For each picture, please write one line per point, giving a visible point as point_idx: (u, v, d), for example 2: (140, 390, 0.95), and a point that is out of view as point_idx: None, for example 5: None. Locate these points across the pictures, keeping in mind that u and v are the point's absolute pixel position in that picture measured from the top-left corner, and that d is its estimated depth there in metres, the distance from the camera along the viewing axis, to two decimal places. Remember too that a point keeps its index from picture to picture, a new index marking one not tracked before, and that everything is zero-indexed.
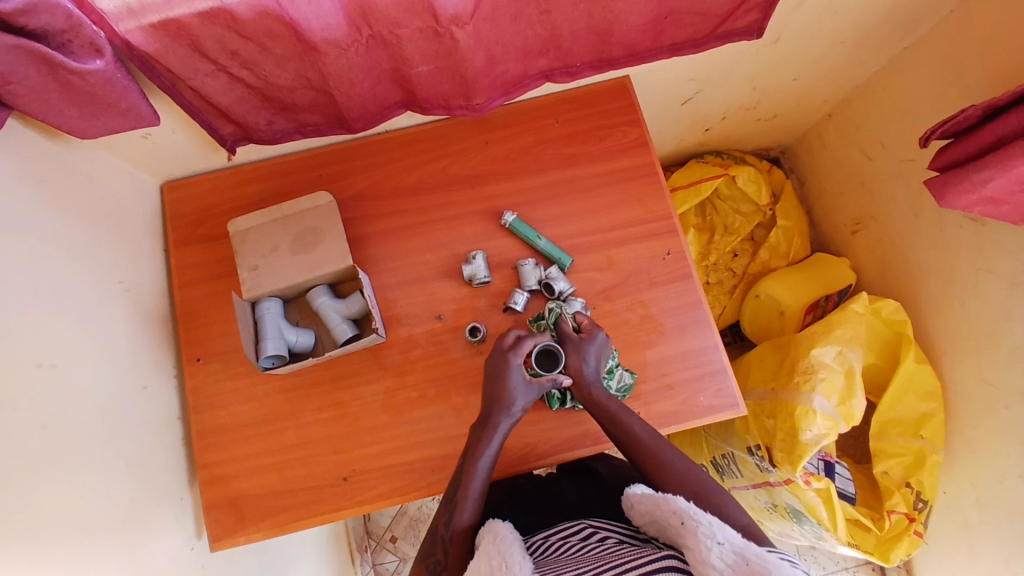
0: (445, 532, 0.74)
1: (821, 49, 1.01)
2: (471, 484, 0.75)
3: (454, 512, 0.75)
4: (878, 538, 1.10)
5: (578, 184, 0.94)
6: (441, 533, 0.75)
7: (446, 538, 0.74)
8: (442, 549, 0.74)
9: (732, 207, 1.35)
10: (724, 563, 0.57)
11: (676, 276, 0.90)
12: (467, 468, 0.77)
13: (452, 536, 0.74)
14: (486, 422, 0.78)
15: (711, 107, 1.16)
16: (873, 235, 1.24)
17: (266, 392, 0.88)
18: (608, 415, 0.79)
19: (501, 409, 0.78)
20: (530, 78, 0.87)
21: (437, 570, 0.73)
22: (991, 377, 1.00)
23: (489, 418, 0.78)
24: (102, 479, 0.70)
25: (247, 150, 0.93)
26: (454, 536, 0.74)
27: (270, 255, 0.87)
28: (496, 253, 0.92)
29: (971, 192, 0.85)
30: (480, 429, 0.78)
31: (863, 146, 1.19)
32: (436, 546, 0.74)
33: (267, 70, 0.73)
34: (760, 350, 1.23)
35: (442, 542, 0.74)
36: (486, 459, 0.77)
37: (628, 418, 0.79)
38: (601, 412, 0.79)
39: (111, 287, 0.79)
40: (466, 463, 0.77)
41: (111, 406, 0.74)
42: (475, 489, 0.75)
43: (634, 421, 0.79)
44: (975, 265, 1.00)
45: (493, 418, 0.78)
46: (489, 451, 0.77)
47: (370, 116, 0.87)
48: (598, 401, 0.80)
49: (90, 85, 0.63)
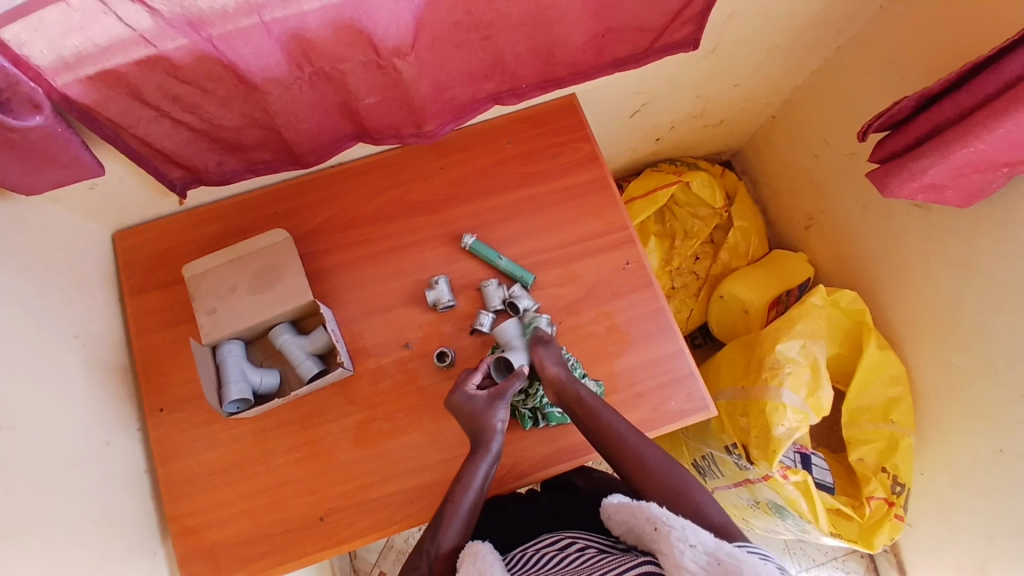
0: (431, 546, 0.72)
1: (758, 55, 1.05)
2: (461, 502, 0.75)
3: (443, 527, 0.73)
4: (860, 525, 1.12)
5: (536, 202, 0.95)
6: (427, 547, 0.73)
7: (431, 552, 0.72)
8: (426, 562, 0.72)
9: (689, 212, 1.38)
10: (698, 565, 0.58)
11: (637, 285, 0.91)
12: (458, 487, 0.76)
13: (437, 551, 0.72)
14: (478, 441, 0.78)
15: (659, 118, 1.19)
16: (826, 229, 1.28)
17: (234, 437, 0.86)
18: (588, 418, 0.78)
19: (485, 428, 0.77)
20: (479, 102, 0.88)
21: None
22: (953, 357, 1.04)
23: (479, 437, 0.78)
24: (69, 541, 0.67)
25: (199, 193, 0.92)
26: (439, 550, 0.72)
27: (228, 296, 0.86)
28: (459, 277, 0.92)
29: (912, 180, 0.88)
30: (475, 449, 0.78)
31: (808, 145, 1.23)
32: (420, 560, 0.73)
33: (212, 112, 0.73)
34: (729, 349, 1.25)
35: (427, 556, 0.72)
36: (478, 480, 0.76)
37: (609, 420, 0.78)
38: (583, 416, 0.79)
39: (66, 342, 0.77)
40: (459, 480, 0.76)
41: (74, 465, 0.71)
42: (463, 507, 0.74)
43: (614, 420, 0.78)
44: (925, 250, 1.04)
45: (482, 439, 0.77)
46: (484, 468, 0.76)
47: (322, 150, 0.87)
48: (580, 403, 0.79)
49: (31, 140, 0.62)
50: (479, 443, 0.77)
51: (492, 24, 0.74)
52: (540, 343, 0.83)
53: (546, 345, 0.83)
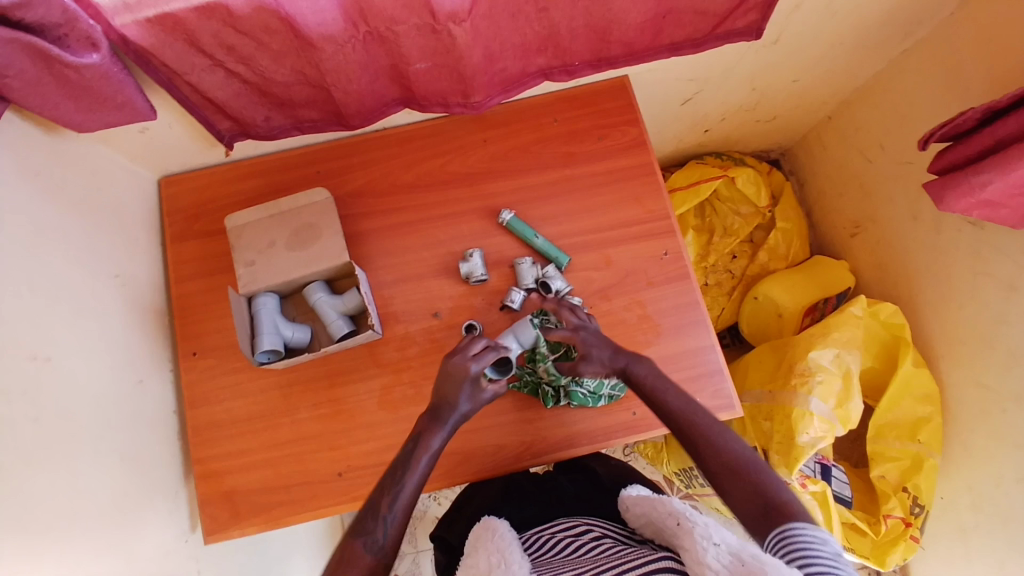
0: (389, 510, 0.70)
1: (822, 51, 1.01)
2: (415, 472, 0.74)
3: (398, 494, 0.72)
4: (874, 542, 1.11)
5: (577, 183, 0.94)
6: (382, 508, 0.71)
7: (387, 513, 0.70)
8: (381, 524, 0.70)
9: (731, 208, 1.35)
10: (720, 563, 0.56)
11: (673, 276, 0.90)
12: (407, 461, 0.75)
13: (394, 512, 0.71)
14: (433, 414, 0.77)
15: (710, 108, 1.16)
16: (871, 238, 1.24)
17: (261, 388, 0.88)
18: (647, 391, 0.77)
19: (448, 405, 0.77)
20: (529, 77, 0.87)
21: (374, 547, 0.68)
22: (988, 381, 1.00)
23: (441, 410, 0.77)
24: (96, 472, 0.70)
25: (245, 146, 0.93)
26: (395, 513, 0.71)
27: (266, 250, 0.87)
28: (493, 252, 0.91)
29: (969, 195, 0.84)
30: (427, 422, 0.77)
31: (862, 150, 1.19)
32: (374, 522, 0.70)
33: (264, 65, 0.73)
34: (758, 351, 1.22)
35: (382, 517, 0.70)
36: (433, 451, 0.76)
37: (669, 393, 0.77)
38: (641, 389, 0.78)
39: (107, 281, 0.79)
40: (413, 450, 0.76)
41: (105, 400, 0.74)
42: (417, 477, 0.74)
43: (672, 394, 0.77)
44: (973, 269, 1.00)
45: (442, 412, 0.77)
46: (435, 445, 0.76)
47: (368, 113, 0.87)
48: (638, 378, 0.79)
49: (85, 78, 0.63)
50: (435, 418, 0.77)
51: None
52: (580, 327, 0.82)
53: (585, 328, 0.82)
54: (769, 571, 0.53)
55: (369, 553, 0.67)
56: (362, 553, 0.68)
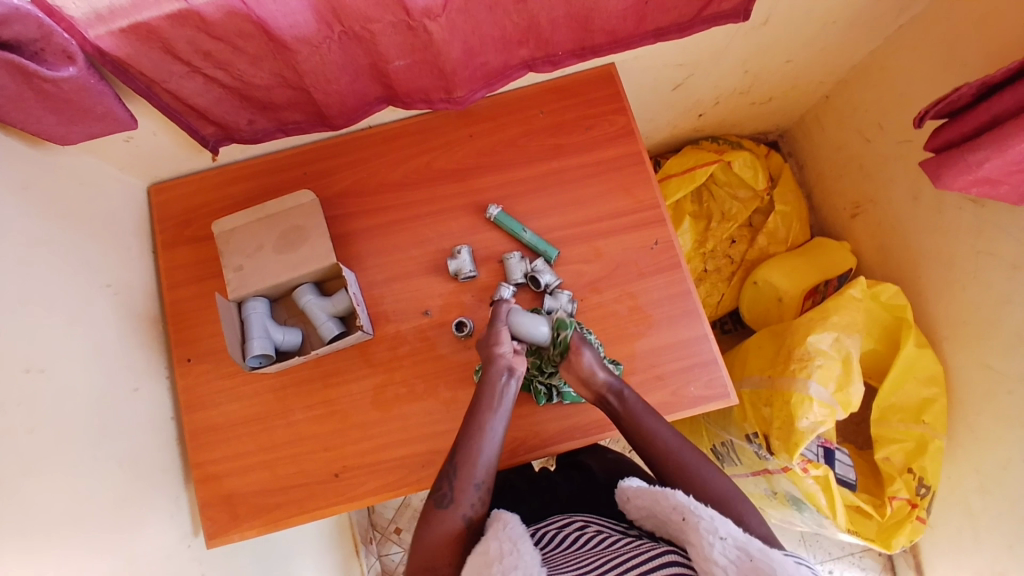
0: (453, 467, 0.73)
1: (814, 29, 0.99)
2: (482, 428, 0.75)
3: (460, 461, 0.74)
4: (879, 524, 1.10)
5: (565, 175, 0.93)
6: (448, 468, 0.74)
7: (453, 473, 0.73)
8: (447, 483, 0.73)
9: (729, 193, 1.33)
10: (727, 559, 0.56)
11: (664, 266, 0.89)
12: (469, 431, 0.75)
13: (459, 471, 0.73)
14: (489, 372, 0.77)
15: (703, 92, 1.14)
16: (872, 219, 1.21)
17: (257, 391, 0.88)
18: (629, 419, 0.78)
19: (494, 356, 0.77)
20: (512, 69, 0.86)
21: (444, 503, 0.72)
22: (993, 361, 0.98)
23: (489, 367, 0.77)
24: (96, 480, 0.71)
25: (231, 150, 0.93)
26: (462, 474, 0.73)
27: (254, 254, 0.87)
28: (482, 247, 0.91)
29: (967, 172, 0.82)
30: (486, 380, 0.77)
31: (860, 129, 1.16)
32: (442, 480, 0.73)
33: (242, 69, 0.73)
34: (758, 337, 1.21)
35: (448, 476, 0.73)
36: (497, 409, 0.76)
37: (649, 420, 0.77)
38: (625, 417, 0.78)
39: (100, 291, 0.80)
40: (477, 413, 0.76)
41: (102, 409, 0.75)
42: (487, 435, 0.75)
43: (655, 422, 0.78)
44: (975, 247, 0.98)
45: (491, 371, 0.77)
46: (501, 408, 0.76)
47: (351, 113, 0.86)
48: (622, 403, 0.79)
49: (64, 91, 0.63)
50: (490, 378, 0.77)
51: None
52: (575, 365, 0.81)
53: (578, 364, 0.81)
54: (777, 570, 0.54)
55: (441, 509, 0.71)
56: (435, 510, 0.72)
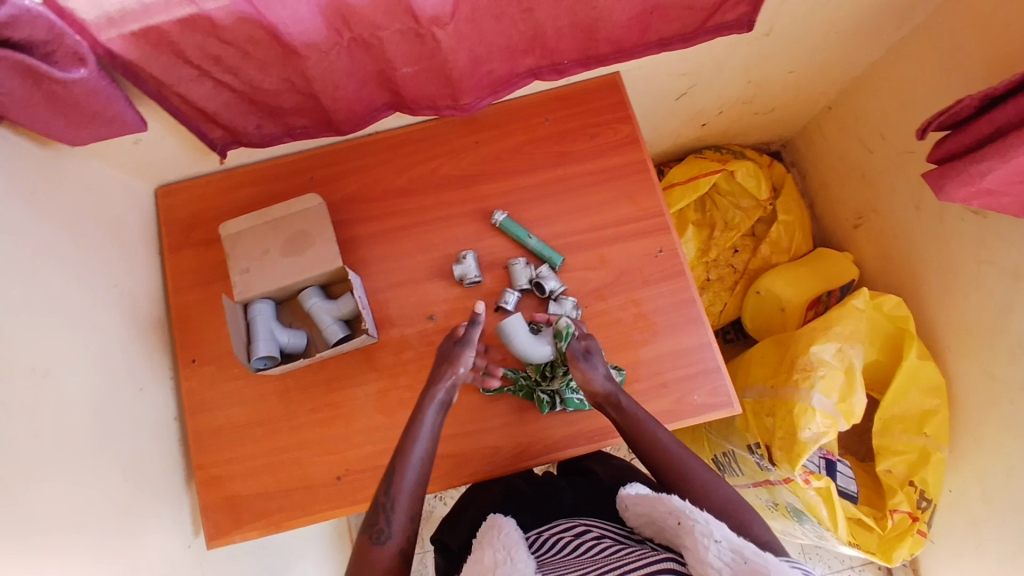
0: (387, 499, 0.72)
1: (817, 41, 1.00)
2: (410, 454, 0.75)
3: (393, 490, 0.73)
4: (881, 536, 1.09)
5: (570, 182, 0.93)
6: (382, 500, 0.73)
7: (387, 505, 0.72)
8: (383, 517, 0.72)
9: (732, 202, 1.34)
10: (722, 561, 0.56)
11: (668, 274, 0.89)
12: (399, 460, 0.75)
13: (394, 503, 0.72)
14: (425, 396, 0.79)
15: (706, 102, 1.15)
16: (875, 229, 1.22)
17: (261, 395, 0.88)
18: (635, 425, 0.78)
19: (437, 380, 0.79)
20: (518, 77, 0.86)
21: (381, 538, 0.70)
22: (1001, 373, 0.97)
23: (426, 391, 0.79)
24: (98, 481, 0.71)
25: (239, 154, 0.94)
26: (397, 505, 0.72)
27: (261, 258, 0.87)
28: (487, 254, 0.91)
29: (969, 184, 0.83)
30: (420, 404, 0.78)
31: (863, 140, 1.17)
32: (377, 514, 0.72)
33: (252, 75, 0.74)
34: (761, 347, 1.21)
35: (384, 509, 0.72)
36: (426, 431, 0.77)
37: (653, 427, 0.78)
38: (628, 423, 0.78)
39: (105, 293, 0.80)
40: (403, 445, 0.76)
41: (106, 410, 0.75)
42: (414, 460, 0.75)
43: (658, 428, 0.78)
44: (978, 258, 0.98)
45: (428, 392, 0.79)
46: (424, 434, 0.76)
47: (358, 118, 0.87)
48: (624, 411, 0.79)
49: (74, 93, 0.64)
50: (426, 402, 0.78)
51: None
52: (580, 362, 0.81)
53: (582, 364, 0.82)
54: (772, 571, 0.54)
55: (379, 544, 0.70)
56: (370, 546, 0.70)
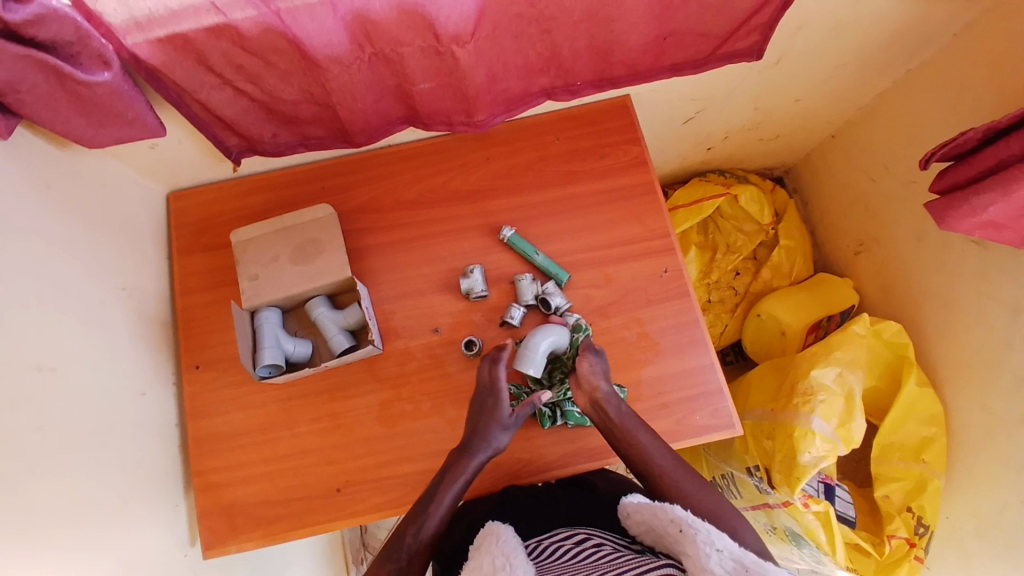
0: (414, 541, 0.73)
1: (823, 71, 1.02)
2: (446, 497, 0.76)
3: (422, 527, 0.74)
4: (878, 562, 1.10)
5: (578, 201, 0.94)
6: (409, 539, 0.74)
7: (412, 543, 0.73)
8: (405, 553, 0.73)
9: (735, 226, 1.35)
10: (723, 568, 0.55)
11: (674, 294, 0.90)
12: (437, 499, 0.76)
13: (420, 543, 0.73)
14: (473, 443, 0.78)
15: (713, 126, 1.17)
16: (875, 257, 1.23)
17: (264, 401, 0.88)
18: (618, 430, 0.79)
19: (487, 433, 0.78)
20: (531, 96, 0.88)
21: (398, 574, 0.72)
22: (996, 408, 0.98)
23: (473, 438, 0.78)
24: (98, 482, 0.71)
25: (253, 162, 0.95)
26: (421, 545, 0.73)
27: (270, 265, 0.88)
28: (494, 268, 0.92)
29: (971, 216, 0.84)
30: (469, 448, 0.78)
31: (867, 169, 1.19)
32: (400, 549, 0.73)
33: (272, 84, 0.75)
34: (761, 369, 1.22)
35: (408, 547, 0.73)
36: (466, 477, 0.77)
37: (638, 431, 0.78)
38: (613, 427, 0.79)
39: (114, 293, 0.81)
40: (442, 484, 0.77)
41: (109, 411, 0.75)
42: (447, 503, 0.76)
43: (642, 431, 0.79)
44: (978, 289, 0.99)
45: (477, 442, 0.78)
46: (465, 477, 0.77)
47: (373, 131, 0.88)
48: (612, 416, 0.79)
49: (98, 95, 0.65)
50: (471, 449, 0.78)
51: (553, 18, 0.74)
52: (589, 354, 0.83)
53: (595, 354, 0.83)
54: None
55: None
56: None
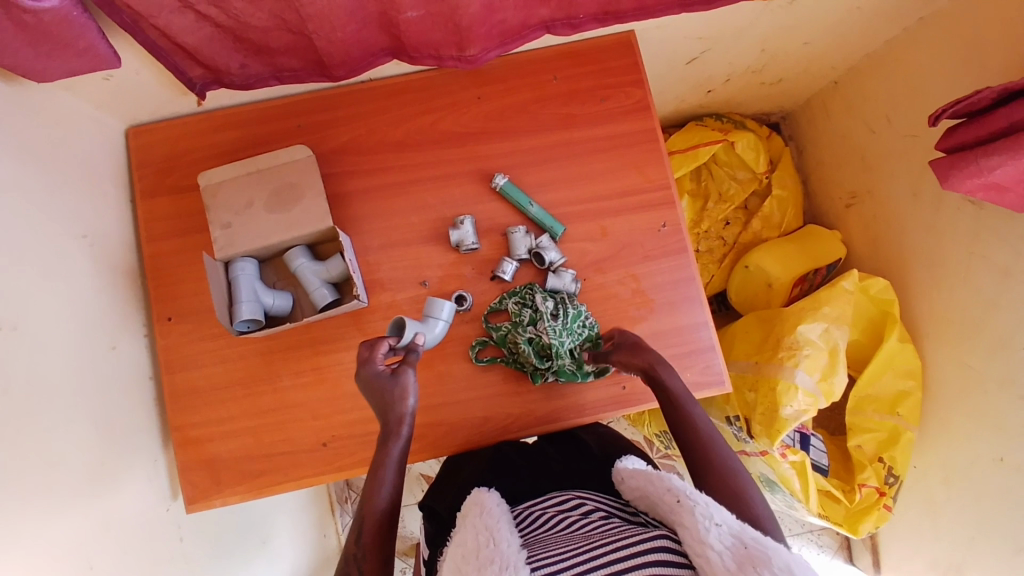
0: (356, 550, 0.69)
1: (839, 14, 0.96)
2: (380, 483, 0.72)
3: (363, 528, 0.70)
4: (847, 509, 1.14)
5: (575, 147, 0.89)
6: (352, 551, 0.69)
7: (358, 555, 0.69)
8: (354, 567, 0.68)
9: (728, 173, 1.31)
10: (722, 544, 0.54)
11: (671, 250, 0.87)
12: (369, 493, 0.72)
13: (364, 552, 0.69)
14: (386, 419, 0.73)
15: (717, 68, 1.10)
16: (867, 211, 1.22)
17: (241, 355, 0.84)
18: (675, 401, 0.76)
19: (394, 408, 0.73)
20: (529, 29, 0.80)
21: None
22: (973, 361, 1.00)
23: (385, 415, 0.73)
24: (68, 446, 0.67)
25: (219, 94, 0.86)
26: (365, 552, 0.69)
27: (244, 212, 0.82)
28: (485, 218, 0.87)
29: (976, 177, 0.82)
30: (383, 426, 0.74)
31: (867, 120, 1.15)
32: (347, 566, 0.69)
33: (239, 8, 0.66)
34: (745, 321, 1.21)
35: (354, 560, 0.69)
36: (392, 462, 0.73)
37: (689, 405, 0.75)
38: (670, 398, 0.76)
39: (75, 242, 0.74)
40: (371, 477, 0.73)
41: (74, 370, 0.70)
42: (384, 486, 0.72)
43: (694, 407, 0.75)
44: (969, 249, 0.99)
45: (389, 422, 0.73)
46: (392, 459, 0.73)
47: (354, 64, 0.80)
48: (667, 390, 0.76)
49: (43, 23, 0.56)
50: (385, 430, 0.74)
51: None
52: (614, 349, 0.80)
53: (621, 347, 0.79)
54: (773, 555, 0.52)
55: None
56: None
